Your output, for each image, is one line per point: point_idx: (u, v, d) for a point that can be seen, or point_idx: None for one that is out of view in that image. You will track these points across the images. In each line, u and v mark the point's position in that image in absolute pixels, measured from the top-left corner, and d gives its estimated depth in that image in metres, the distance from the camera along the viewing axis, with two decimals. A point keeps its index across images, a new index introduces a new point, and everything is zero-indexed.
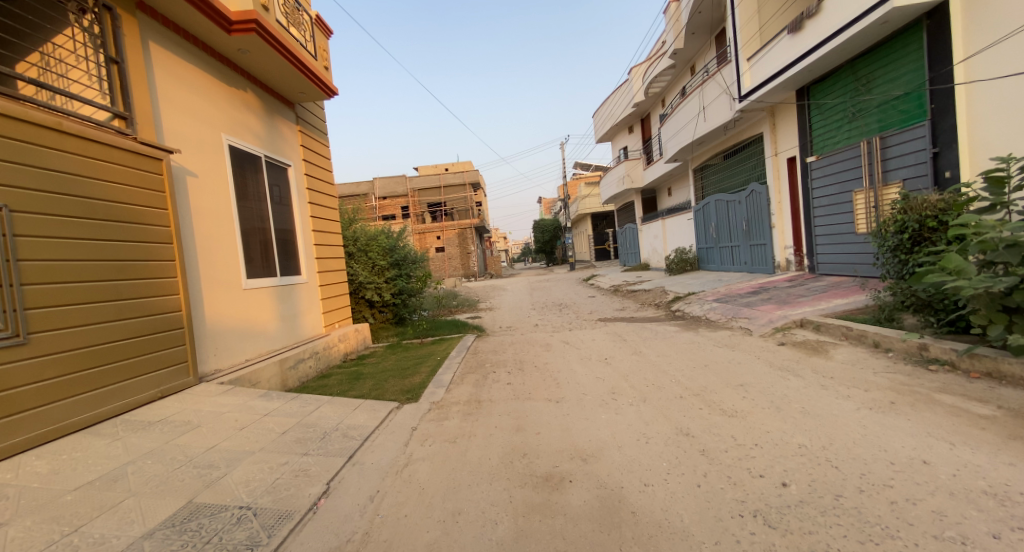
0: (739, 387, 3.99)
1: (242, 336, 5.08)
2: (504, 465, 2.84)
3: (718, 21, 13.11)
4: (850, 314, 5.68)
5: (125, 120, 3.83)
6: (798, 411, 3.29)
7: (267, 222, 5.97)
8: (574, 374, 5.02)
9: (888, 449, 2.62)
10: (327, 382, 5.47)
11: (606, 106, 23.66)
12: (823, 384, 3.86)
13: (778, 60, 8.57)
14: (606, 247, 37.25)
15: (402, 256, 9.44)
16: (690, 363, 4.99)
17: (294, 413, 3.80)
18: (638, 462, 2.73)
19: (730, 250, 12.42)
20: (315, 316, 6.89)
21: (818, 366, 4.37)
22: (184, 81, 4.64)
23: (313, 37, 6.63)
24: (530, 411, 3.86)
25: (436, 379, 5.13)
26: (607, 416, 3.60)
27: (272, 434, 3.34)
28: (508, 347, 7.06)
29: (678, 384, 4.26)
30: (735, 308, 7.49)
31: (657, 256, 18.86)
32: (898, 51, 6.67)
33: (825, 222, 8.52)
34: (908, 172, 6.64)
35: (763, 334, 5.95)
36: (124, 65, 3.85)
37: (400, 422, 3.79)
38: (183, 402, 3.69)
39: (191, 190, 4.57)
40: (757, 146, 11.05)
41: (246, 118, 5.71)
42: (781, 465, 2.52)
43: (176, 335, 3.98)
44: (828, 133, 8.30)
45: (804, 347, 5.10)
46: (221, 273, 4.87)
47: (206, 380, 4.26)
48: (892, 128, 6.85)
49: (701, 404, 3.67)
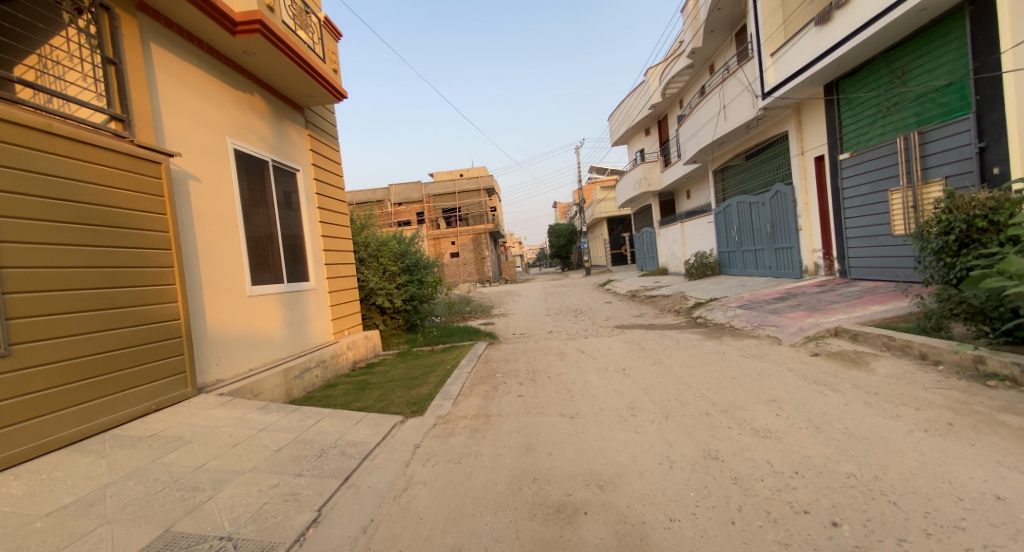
0: (771, 404, 3.65)
1: (247, 345, 4.93)
2: (511, 492, 2.57)
3: (738, 18, 12.71)
4: (891, 322, 5.25)
5: (122, 122, 3.71)
6: (842, 433, 2.93)
7: (275, 228, 5.85)
8: (589, 386, 4.72)
9: (954, 480, 2.24)
10: (332, 392, 5.28)
11: (622, 109, 23.33)
12: (867, 401, 3.48)
13: (804, 54, 8.18)
14: (623, 252, 36.63)
15: (413, 261, 9.25)
16: (715, 376, 4.63)
17: (291, 428, 3.59)
18: (661, 491, 2.43)
19: (754, 253, 11.91)
20: (324, 323, 6.76)
21: (859, 381, 3.99)
22: (187, 84, 4.54)
23: (322, 40, 6.55)
24: (541, 428, 3.59)
25: (444, 391, 4.89)
26: (626, 434, 3.30)
27: (266, 451, 3.14)
28: (520, 355, 6.79)
29: (703, 399, 3.92)
30: (762, 315, 7.08)
31: (676, 261, 18.37)
32: (936, 40, 6.24)
33: (858, 224, 8.05)
34: (950, 168, 6.16)
35: (793, 343, 5.56)
36: (121, 67, 3.75)
37: (402, 439, 3.55)
38: (178, 415, 3.52)
39: (193, 194, 4.45)
40: (781, 145, 10.59)
41: (253, 122, 5.62)
42: (828, 500, 2.19)
43: (174, 345, 3.84)
44: (859, 129, 7.85)
45: (841, 358, 4.70)
46: (223, 280, 4.72)
47: (205, 391, 4.10)
48: (931, 122, 6.40)
49: (730, 422, 3.34)
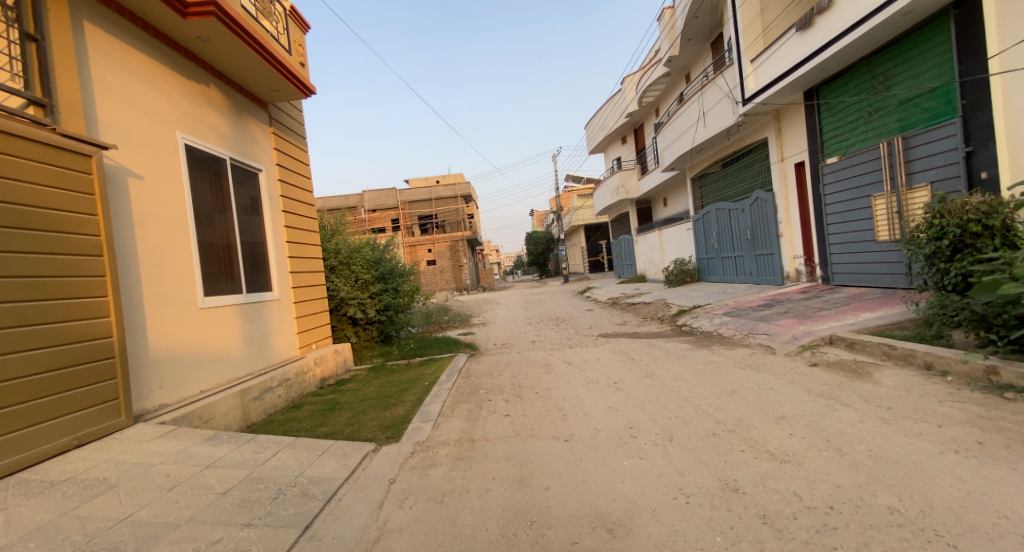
0: (781, 421, 3.38)
1: (196, 364, 4.37)
2: (505, 542, 2.15)
3: (715, 27, 12.85)
4: (886, 330, 5.12)
5: (43, 107, 3.08)
6: (869, 458, 2.69)
7: (234, 234, 5.31)
8: (581, 403, 4.36)
9: (1012, 515, 1.98)
10: (297, 415, 4.75)
11: (599, 116, 23.43)
12: (883, 417, 3.27)
13: (786, 59, 8.18)
14: (600, 260, 36.83)
15: (388, 269, 8.78)
16: (714, 389, 4.34)
17: (243, 463, 3.06)
18: (682, 536, 2.08)
19: (734, 260, 11.89)
20: (289, 336, 6.20)
21: (867, 394, 3.77)
22: (126, 67, 3.96)
23: (287, 30, 6.07)
24: (534, 455, 3.19)
25: (422, 412, 4.43)
26: (630, 462, 2.94)
27: (209, 495, 2.61)
28: (504, 369, 6.37)
29: (707, 417, 3.62)
30: (750, 323, 6.91)
31: (654, 268, 18.35)
32: (920, 46, 6.31)
33: (840, 230, 8.06)
34: (936, 173, 6.20)
35: (788, 353, 5.36)
36: (45, 45, 3.12)
37: (375, 473, 3.09)
38: (105, 451, 2.94)
39: (133, 193, 3.88)
40: (760, 152, 10.64)
41: (207, 115, 5.07)
42: (879, 544, 1.88)
43: (103, 367, 3.25)
44: (841, 135, 7.89)
45: (842, 368, 4.51)
46: (167, 291, 4.13)
47: (142, 421, 3.52)
48: (916, 127, 6.46)
49: (741, 444, 3.05)
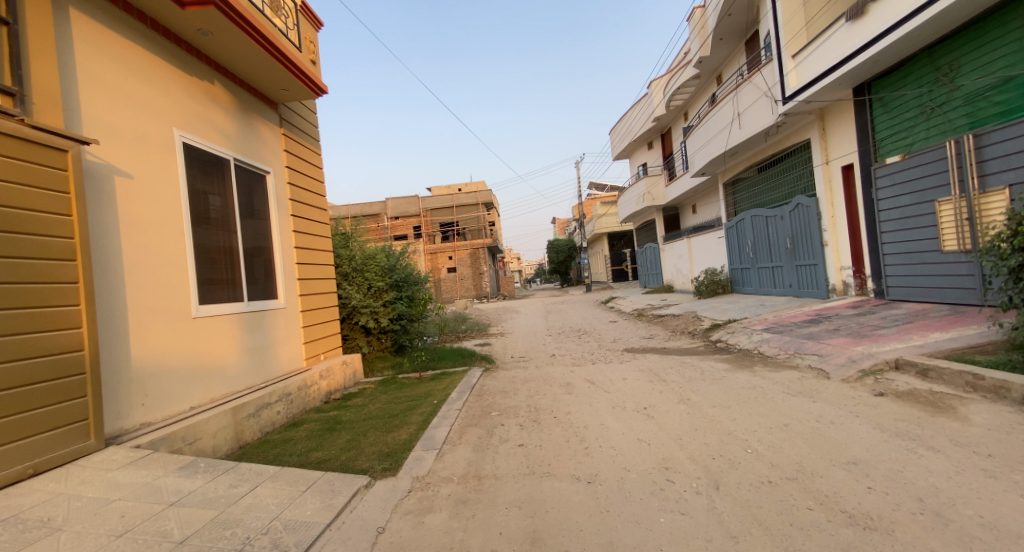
0: (853, 468, 2.78)
1: (186, 379, 4.04)
2: None
3: (750, 24, 12.18)
4: (965, 355, 4.40)
5: (13, 97, 2.79)
6: (983, 528, 2.06)
7: (237, 239, 4.99)
8: (606, 432, 3.83)
9: None
10: (294, 436, 4.36)
11: (624, 122, 22.84)
12: (986, 469, 2.62)
13: (833, 53, 7.50)
14: (624, 268, 35.98)
15: (402, 276, 8.43)
16: (763, 421, 3.75)
17: (213, 502, 2.65)
18: None
19: (771, 270, 11.08)
20: (294, 348, 5.87)
21: (956, 435, 3.12)
22: (117, 59, 3.71)
23: (297, 26, 5.82)
24: (549, 501, 2.68)
25: (427, 436, 4.01)
26: (667, 518, 2.39)
27: (163, 545, 2.18)
28: (520, 386, 5.89)
29: (760, 459, 3.03)
30: (795, 341, 6.23)
31: (682, 278, 17.56)
32: (998, 29, 5.68)
33: (898, 239, 7.27)
34: (1015, 175, 5.42)
35: (844, 379, 4.69)
36: (18, 29, 2.83)
37: (362, 518, 2.65)
38: (61, 484, 2.58)
39: (120, 193, 3.60)
40: (802, 154, 9.89)
41: (210, 113, 4.82)
42: None
43: (72, 385, 2.93)
44: (899, 133, 7.15)
45: (916, 400, 3.85)
46: (155, 297, 3.81)
47: (116, 443, 3.19)
48: (989, 124, 5.80)
49: (807, 499, 2.47)
